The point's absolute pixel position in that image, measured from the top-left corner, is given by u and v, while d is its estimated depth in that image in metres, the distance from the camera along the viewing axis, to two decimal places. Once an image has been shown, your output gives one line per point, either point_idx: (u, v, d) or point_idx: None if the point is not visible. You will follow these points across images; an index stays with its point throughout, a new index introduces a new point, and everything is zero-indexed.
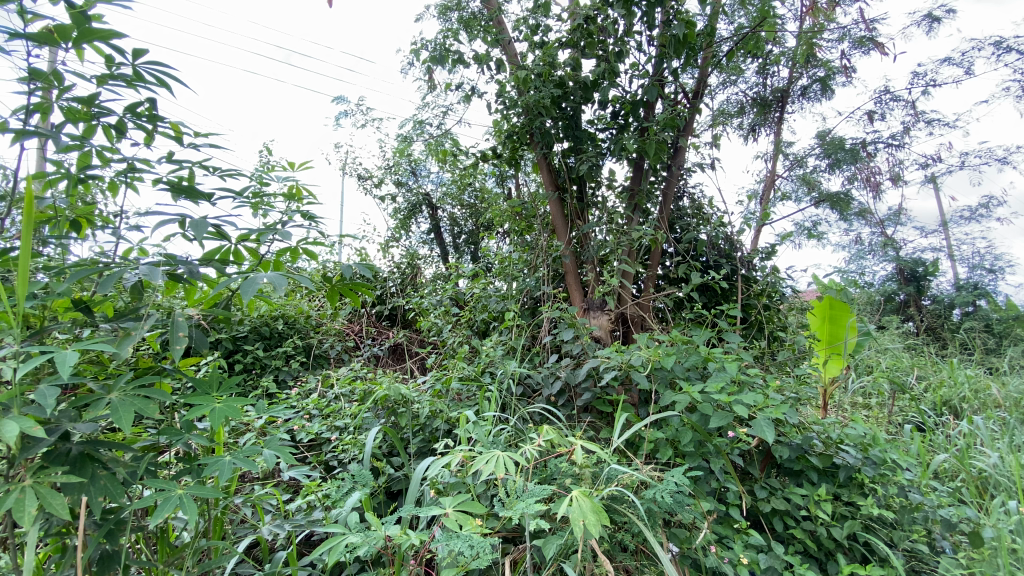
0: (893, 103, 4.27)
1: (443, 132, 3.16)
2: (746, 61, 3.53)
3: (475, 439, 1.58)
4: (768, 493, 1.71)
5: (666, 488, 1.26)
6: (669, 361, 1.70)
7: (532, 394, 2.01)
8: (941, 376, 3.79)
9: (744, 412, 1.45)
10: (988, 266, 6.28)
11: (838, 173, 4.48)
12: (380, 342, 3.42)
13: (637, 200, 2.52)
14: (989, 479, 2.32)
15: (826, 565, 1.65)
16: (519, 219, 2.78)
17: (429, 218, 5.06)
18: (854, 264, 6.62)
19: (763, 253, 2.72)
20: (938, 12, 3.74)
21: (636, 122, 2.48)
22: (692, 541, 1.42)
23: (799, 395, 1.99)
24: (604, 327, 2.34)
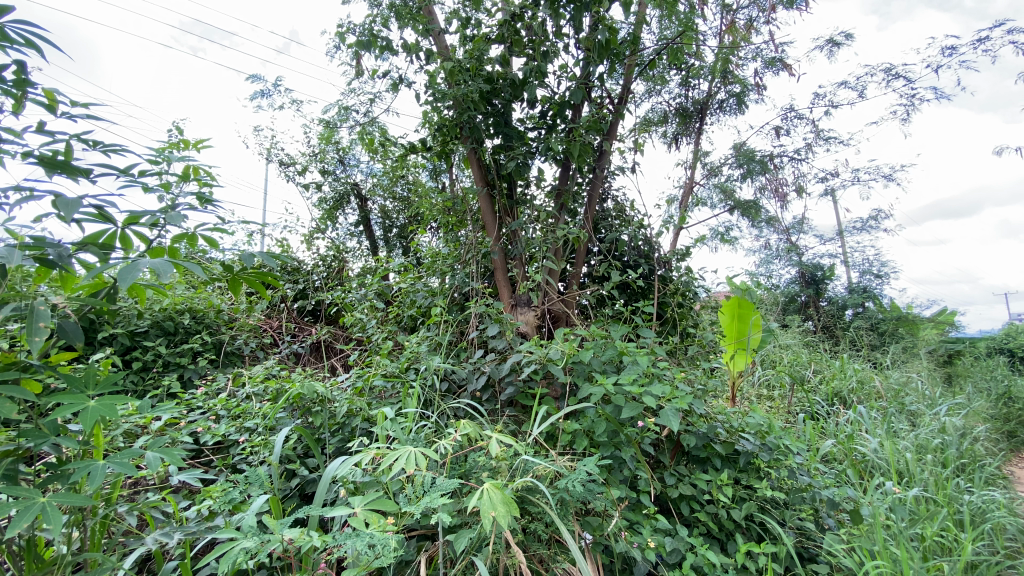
0: (797, 120, 4.65)
1: (371, 120, 3.06)
2: (670, 71, 3.71)
3: (393, 436, 1.54)
4: (676, 480, 1.80)
5: (577, 478, 1.30)
6: (587, 355, 1.75)
7: (457, 390, 1.98)
8: (833, 369, 4.21)
9: (652, 403, 1.53)
10: (877, 271, 7.05)
11: (750, 182, 4.80)
12: (301, 339, 3.26)
13: (564, 199, 2.57)
14: (868, 460, 2.60)
15: (726, 545, 1.77)
16: (448, 214, 2.74)
17: (358, 209, 4.90)
18: (763, 267, 7.18)
19: (679, 254, 2.87)
20: (838, 38, 4.11)
21: (564, 123, 2.53)
22: (603, 528, 1.47)
23: (706, 387, 2.13)
24: (530, 323, 2.36)
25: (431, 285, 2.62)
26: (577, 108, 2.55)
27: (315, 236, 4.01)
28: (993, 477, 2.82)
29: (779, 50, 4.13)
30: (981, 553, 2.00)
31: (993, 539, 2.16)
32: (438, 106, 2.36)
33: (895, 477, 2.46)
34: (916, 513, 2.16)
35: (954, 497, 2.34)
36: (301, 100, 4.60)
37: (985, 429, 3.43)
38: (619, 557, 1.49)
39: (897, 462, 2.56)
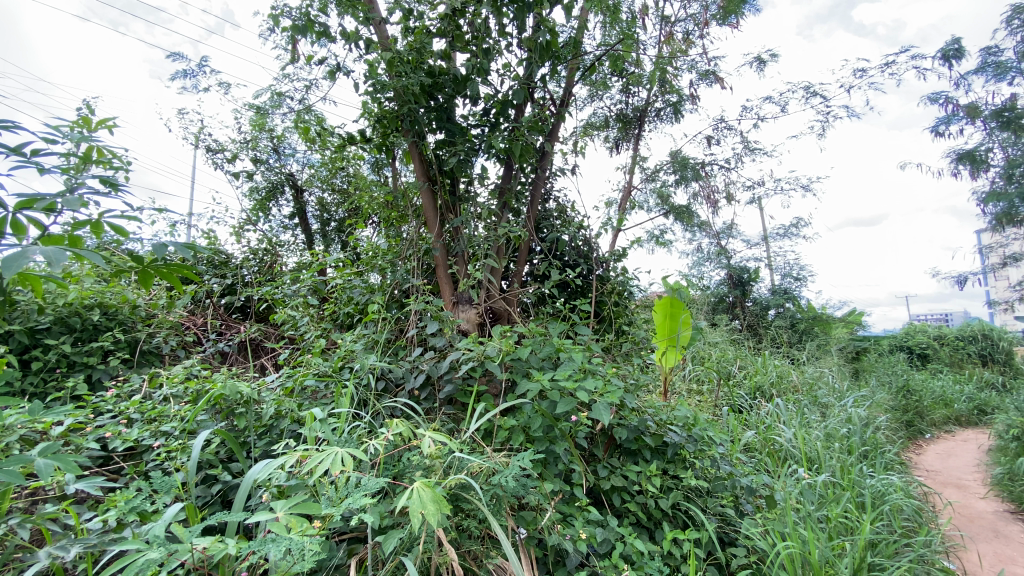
0: (727, 131, 4.93)
1: (306, 108, 2.93)
2: (611, 77, 3.82)
3: (324, 437, 1.48)
4: (609, 472, 1.86)
5: (510, 473, 1.31)
6: (525, 352, 1.76)
7: (394, 389, 1.94)
8: (756, 365, 4.50)
9: (586, 397, 1.57)
10: (796, 275, 7.64)
11: (684, 188, 5.03)
12: (227, 337, 3.06)
13: (506, 198, 2.57)
14: (783, 449, 2.81)
15: (654, 533, 1.84)
16: (388, 209, 2.67)
17: (293, 200, 4.69)
18: (695, 269, 7.56)
19: (616, 255, 2.96)
20: (765, 56, 4.38)
21: (506, 122, 2.53)
22: (537, 522, 1.49)
23: (638, 382, 2.21)
24: (471, 321, 2.34)
25: (369, 282, 2.54)
26: (518, 108, 2.56)
27: (245, 228, 3.78)
28: (888, 462, 3.13)
29: (711, 64, 4.35)
30: (876, 529, 2.22)
31: (886, 517, 2.40)
32: (378, 97, 2.29)
33: (806, 464, 2.67)
34: (822, 496, 2.35)
35: (855, 481, 2.57)
36: (230, 84, 4.33)
37: (884, 419, 3.80)
38: (551, 550, 1.51)
39: (809, 450, 2.77)
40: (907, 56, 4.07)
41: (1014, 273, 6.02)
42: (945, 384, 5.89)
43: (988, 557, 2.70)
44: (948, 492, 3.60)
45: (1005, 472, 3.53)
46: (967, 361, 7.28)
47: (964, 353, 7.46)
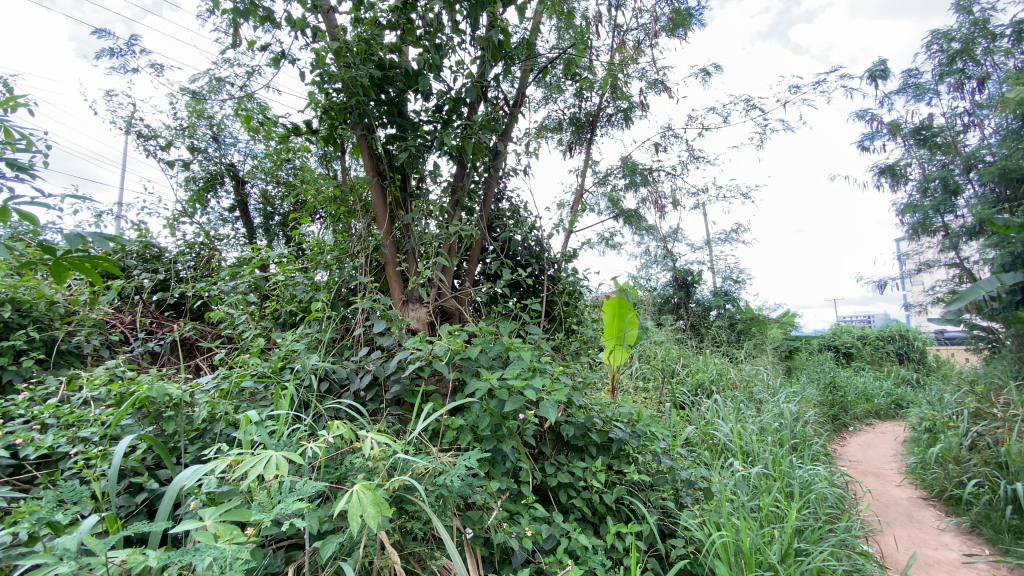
0: (674, 138, 5.10)
1: (247, 95, 2.79)
2: (564, 81, 3.88)
3: (260, 441, 1.41)
4: (556, 469, 1.88)
5: (456, 473, 1.29)
6: (474, 351, 1.74)
7: (339, 390, 1.87)
8: (698, 364, 4.71)
9: (533, 396, 1.57)
10: (736, 277, 8.05)
11: (633, 192, 5.17)
12: (159, 336, 2.87)
13: (459, 196, 2.54)
14: (721, 443, 2.95)
15: (598, 527, 1.89)
16: (336, 204, 2.58)
17: (234, 192, 4.47)
18: (643, 271, 7.81)
19: (567, 256, 3.01)
20: (709, 68, 4.56)
21: (459, 120, 2.49)
22: (484, 521, 1.48)
23: (586, 380, 2.26)
24: (422, 319, 2.28)
25: (312, 279, 2.44)
26: (470, 107, 2.54)
27: (180, 220, 3.55)
28: (815, 453, 3.35)
29: (660, 73, 4.50)
30: (803, 516, 2.37)
31: (812, 504, 2.57)
32: (325, 87, 2.20)
33: (741, 456, 2.82)
34: (755, 487, 2.49)
35: (785, 472, 2.74)
36: (164, 66, 4.07)
37: (812, 413, 4.07)
38: (497, 549, 1.52)
39: (744, 444, 2.92)
40: (836, 76, 4.35)
41: (926, 278, 6.59)
42: (866, 380, 6.39)
43: (902, 540, 2.95)
44: (868, 481, 3.91)
45: (916, 460, 3.87)
46: (886, 359, 7.92)
47: (883, 352, 8.09)
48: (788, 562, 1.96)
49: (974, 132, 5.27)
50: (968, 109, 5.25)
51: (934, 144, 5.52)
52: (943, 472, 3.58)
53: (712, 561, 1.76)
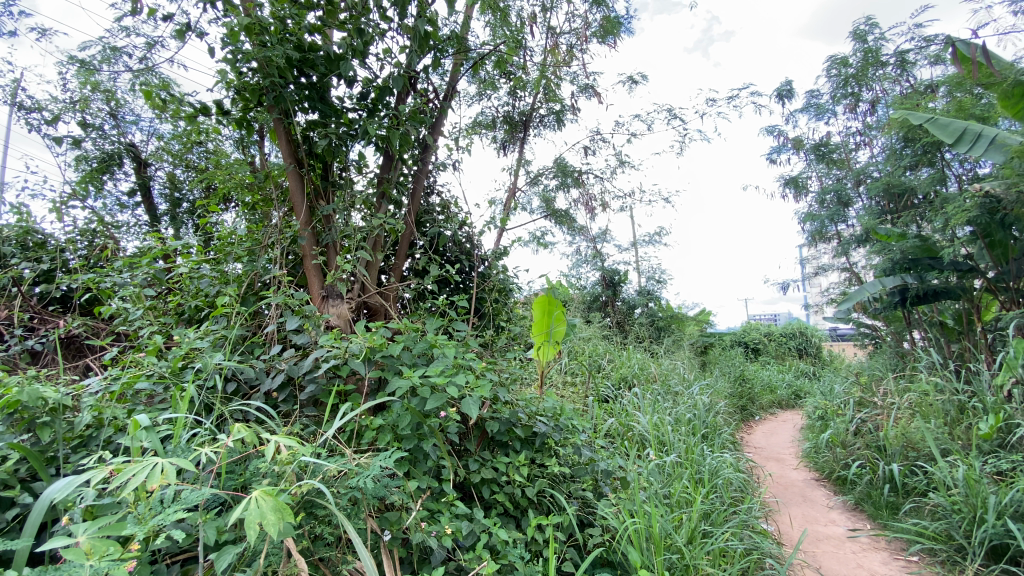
0: (602, 143, 5.26)
1: (147, 68, 2.54)
2: (497, 78, 3.88)
3: (152, 447, 1.28)
4: (479, 465, 1.87)
5: (370, 474, 1.25)
6: (396, 349, 1.66)
7: (248, 391, 1.74)
8: (622, 359, 4.93)
9: (455, 393, 1.53)
10: (658, 277, 8.49)
11: (564, 193, 5.28)
12: (40, 333, 2.55)
13: (385, 187, 2.45)
14: (640, 435, 3.10)
15: (520, 521, 1.91)
16: (251, 190, 2.44)
17: (136, 175, 4.07)
18: (574, 270, 8.03)
19: (497, 253, 3.01)
20: (636, 76, 4.74)
21: (386, 109, 2.40)
22: (402, 522, 1.44)
23: (512, 377, 2.27)
24: (343, 316, 2.15)
25: (221, 271, 2.26)
26: (398, 97, 2.46)
27: (68, 204, 3.17)
28: (723, 441, 3.61)
29: (590, 78, 4.63)
30: (710, 501, 2.54)
31: (718, 489, 2.76)
32: (236, 65, 2.04)
33: (657, 446, 2.98)
34: (669, 475, 2.63)
35: (696, 459, 2.93)
36: (49, 30, 3.61)
37: (722, 404, 4.39)
38: (416, 549, 1.48)
39: (661, 434, 3.08)
40: (748, 92, 4.67)
41: (823, 280, 7.29)
42: (771, 374, 6.98)
43: (797, 519, 3.24)
44: (770, 466, 4.28)
45: (811, 445, 4.28)
46: (788, 353, 8.70)
47: (785, 347, 8.88)
48: (695, 543, 2.09)
49: (865, 151, 5.87)
50: (859, 129, 5.86)
51: (831, 159, 6.10)
52: (832, 456, 3.98)
53: (626, 547, 1.83)
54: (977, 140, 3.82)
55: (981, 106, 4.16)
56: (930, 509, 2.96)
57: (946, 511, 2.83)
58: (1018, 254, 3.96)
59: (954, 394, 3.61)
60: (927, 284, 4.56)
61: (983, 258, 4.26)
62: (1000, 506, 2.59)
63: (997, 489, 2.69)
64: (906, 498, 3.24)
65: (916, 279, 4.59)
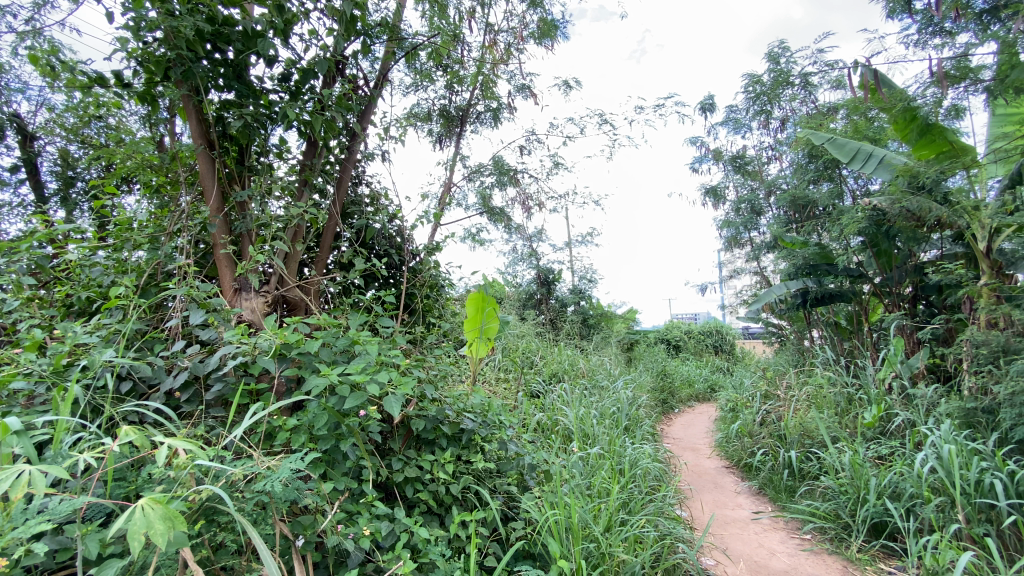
0: (538, 143, 5.34)
1: (33, 29, 2.26)
2: (434, 70, 3.82)
3: (23, 454, 1.14)
4: (403, 463, 1.83)
5: (279, 477, 1.18)
6: (314, 345, 1.58)
7: (147, 390, 1.60)
8: (553, 356, 5.04)
9: (376, 391, 1.47)
10: (590, 277, 8.77)
11: (500, 191, 5.30)
12: None
13: (308, 175, 2.33)
14: (567, 429, 3.19)
15: (443, 518, 1.89)
16: (156, 172, 2.24)
17: (20, 149, 3.61)
18: (510, 268, 8.11)
19: (429, 248, 2.96)
20: (571, 80, 4.83)
21: (310, 93, 2.28)
22: (316, 525, 1.38)
23: (439, 373, 2.24)
24: (257, 311, 2.03)
25: (118, 259, 2.07)
26: (323, 82, 2.34)
27: None
28: (644, 433, 3.80)
29: (526, 78, 4.67)
30: (628, 490, 2.66)
31: (637, 478, 2.89)
32: (139, 33, 1.85)
33: (582, 440, 3.08)
34: (591, 467, 2.72)
35: (617, 451, 3.06)
36: None
37: (644, 399, 4.62)
38: (330, 552, 1.43)
39: (586, 428, 3.19)
40: (673, 102, 4.91)
41: (737, 283, 7.85)
42: (690, 369, 7.44)
43: (708, 504, 3.48)
44: (686, 456, 4.56)
45: (722, 435, 4.59)
46: (705, 350, 9.32)
47: (703, 344, 9.50)
48: (612, 532, 2.17)
49: (775, 164, 6.36)
50: (771, 144, 6.36)
51: (747, 170, 6.57)
52: (740, 445, 4.30)
53: (546, 539, 1.87)
54: (868, 159, 4.26)
55: (873, 129, 4.63)
56: (822, 491, 3.28)
57: (835, 493, 3.15)
58: (898, 262, 4.47)
59: (843, 386, 4.01)
60: (824, 288, 5.04)
61: (871, 266, 4.77)
62: (880, 486, 2.91)
63: (877, 471, 3.02)
64: (802, 482, 3.57)
65: (815, 283, 5.06)
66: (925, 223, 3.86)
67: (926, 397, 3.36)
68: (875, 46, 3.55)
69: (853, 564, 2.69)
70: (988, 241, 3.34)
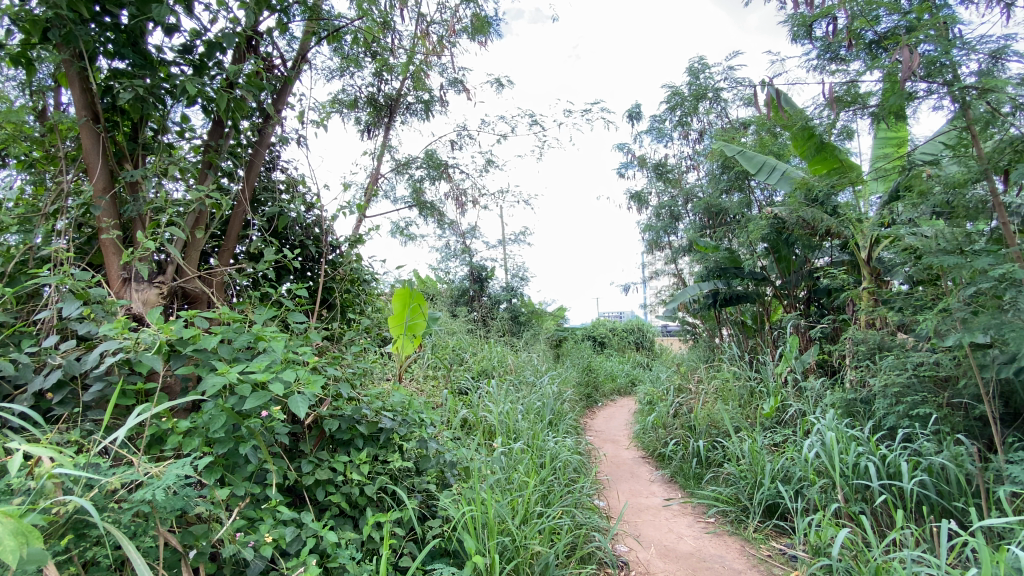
0: (469, 139, 5.30)
1: None
2: (362, 56, 3.67)
3: None
4: (313, 466, 1.74)
5: (163, 484, 1.09)
6: (211, 341, 1.46)
7: (10, 391, 1.40)
8: (483, 352, 5.05)
9: (279, 390, 1.38)
10: (521, 274, 8.87)
11: (432, 185, 5.20)
12: None
13: (213, 157, 2.15)
14: (492, 425, 3.21)
15: (357, 520, 1.83)
16: (29, 144, 1.97)
17: None
18: (442, 264, 8.02)
19: (350, 240, 2.84)
20: (503, 78, 4.84)
21: (217, 69, 2.10)
22: (210, 535, 1.28)
23: (357, 370, 2.16)
24: (148, 304, 1.84)
25: None
26: (232, 57, 2.18)
27: None
28: (567, 427, 3.91)
29: (459, 72, 4.62)
30: (548, 483, 2.72)
31: (557, 471, 2.97)
32: None
33: (506, 435, 3.12)
34: (512, 462, 2.76)
35: (539, 445, 3.12)
36: None
37: (569, 394, 4.75)
38: (226, 563, 1.33)
39: (510, 423, 3.22)
40: (599, 108, 5.05)
41: (658, 283, 8.28)
42: (614, 365, 7.75)
43: (624, 494, 3.64)
44: (607, 448, 4.75)
45: (640, 427, 4.83)
46: (628, 346, 9.77)
47: (627, 340, 9.96)
48: (528, 525, 2.21)
49: (693, 173, 6.77)
50: (691, 154, 6.77)
51: (668, 177, 6.95)
52: (656, 436, 4.53)
53: (461, 536, 1.86)
54: (772, 172, 4.66)
55: (777, 144, 5.04)
56: (725, 477, 3.54)
57: (736, 479, 3.42)
58: (795, 267, 4.92)
59: (747, 380, 4.36)
60: (732, 289, 5.44)
61: (773, 270, 5.21)
62: (774, 470, 3.19)
63: (772, 457, 3.31)
64: (708, 468, 3.83)
65: (725, 284, 5.44)
66: (817, 231, 4.33)
67: (815, 390, 3.72)
68: (778, 67, 3.86)
69: (750, 543, 2.92)
70: (869, 251, 3.77)
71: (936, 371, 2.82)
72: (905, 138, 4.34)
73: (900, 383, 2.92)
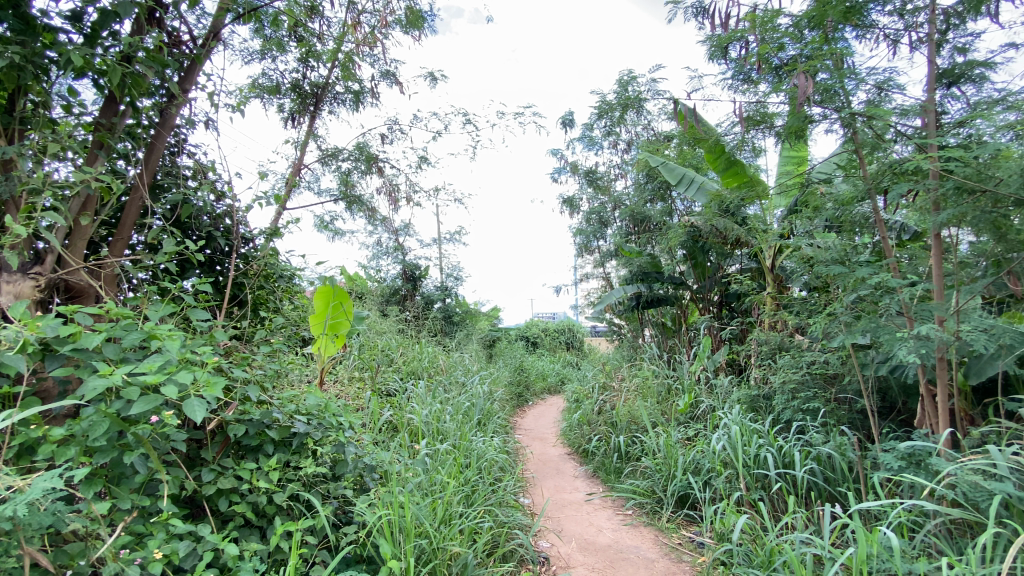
0: (401, 133, 5.19)
1: None
2: (283, 38, 3.47)
3: None
4: (215, 474, 1.63)
5: (27, 498, 0.97)
6: (95, 340, 1.32)
7: None
8: (412, 352, 4.97)
9: (173, 394, 1.27)
10: (455, 274, 8.82)
11: (361, 179, 5.01)
12: None
13: (106, 137, 1.95)
14: (417, 426, 3.16)
15: (264, 530, 1.73)
16: None
17: None
18: (373, 261, 7.79)
19: (265, 233, 2.68)
20: (436, 74, 4.78)
21: (113, 41, 1.90)
22: (87, 553, 1.16)
23: (269, 371, 2.04)
24: (19, 297, 1.64)
25: None
26: (130, 29, 1.98)
27: None
28: (496, 426, 3.93)
29: (391, 65, 4.51)
30: (472, 483, 2.72)
31: (482, 470, 2.98)
32: None
33: (432, 437, 3.08)
34: (436, 463, 2.73)
35: (466, 446, 3.12)
36: None
37: (499, 393, 4.78)
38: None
39: (436, 424, 3.19)
40: (531, 112, 5.13)
41: (587, 285, 8.55)
42: (544, 364, 7.91)
43: (549, 490, 3.72)
44: (534, 445, 4.83)
45: (567, 425, 4.96)
46: (558, 346, 10.01)
47: (557, 340, 10.20)
48: (449, 526, 2.19)
49: (621, 180, 7.06)
50: (619, 162, 7.05)
51: (597, 184, 7.20)
52: (581, 432, 4.67)
53: (377, 541, 1.81)
54: (690, 185, 4.98)
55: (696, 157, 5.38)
56: (642, 471, 3.73)
57: (653, 472, 3.60)
58: (710, 273, 5.27)
59: (665, 378, 4.61)
60: (654, 292, 5.73)
61: (690, 275, 5.55)
62: (686, 463, 3.40)
63: (684, 450, 3.53)
64: (627, 463, 4.00)
65: (647, 288, 5.71)
66: (728, 240, 4.70)
67: (724, 387, 4.01)
68: (695, 83, 4.12)
69: (663, 533, 3.09)
70: (772, 259, 4.15)
71: (825, 369, 3.13)
72: (804, 159, 4.79)
73: (795, 380, 3.22)
